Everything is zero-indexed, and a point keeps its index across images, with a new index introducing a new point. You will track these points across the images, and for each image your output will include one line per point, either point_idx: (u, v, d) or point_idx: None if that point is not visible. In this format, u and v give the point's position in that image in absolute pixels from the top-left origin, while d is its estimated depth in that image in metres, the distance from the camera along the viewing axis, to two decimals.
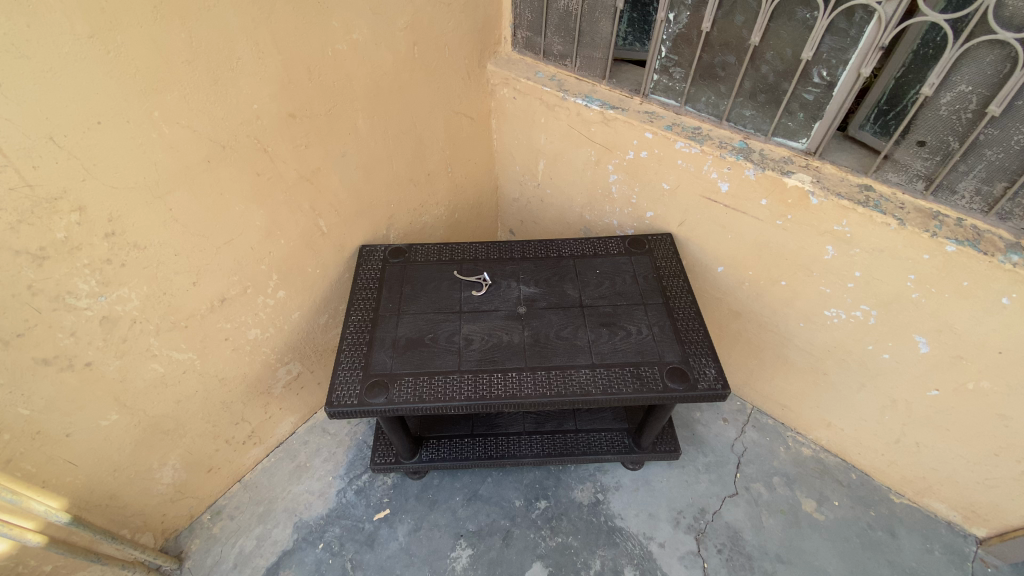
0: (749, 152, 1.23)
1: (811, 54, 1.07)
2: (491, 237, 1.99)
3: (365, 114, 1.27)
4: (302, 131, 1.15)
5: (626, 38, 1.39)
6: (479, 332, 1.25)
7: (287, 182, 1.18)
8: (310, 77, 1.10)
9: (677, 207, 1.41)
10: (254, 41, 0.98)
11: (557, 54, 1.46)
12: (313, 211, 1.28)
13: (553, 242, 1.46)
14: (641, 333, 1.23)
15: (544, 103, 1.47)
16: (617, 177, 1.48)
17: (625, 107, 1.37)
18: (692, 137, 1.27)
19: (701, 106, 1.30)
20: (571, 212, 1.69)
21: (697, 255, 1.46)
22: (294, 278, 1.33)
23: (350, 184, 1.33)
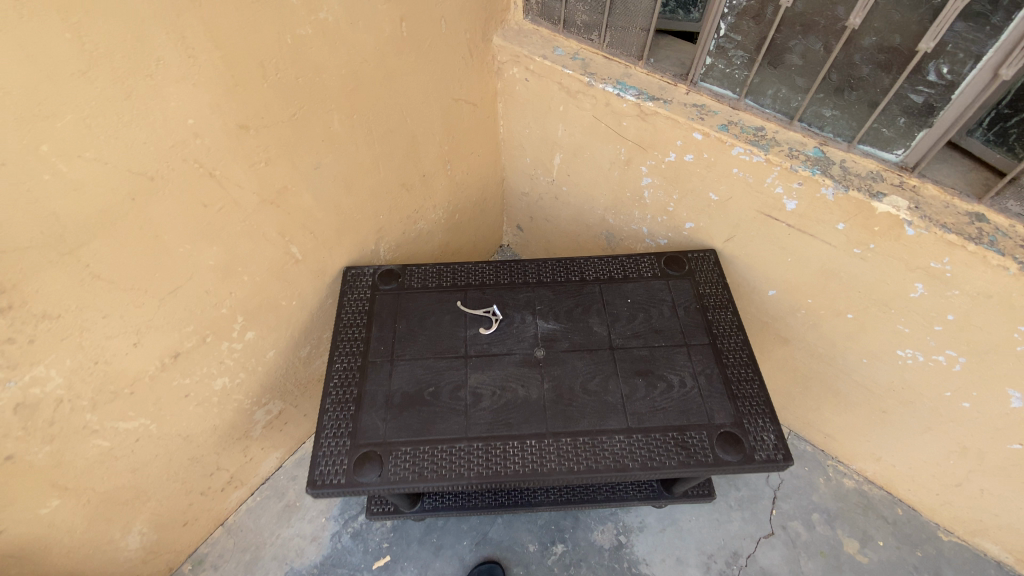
0: (827, 164, 0.98)
1: (932, 45, 0.80)
2: (497, 233, 1.74)
3: (342, 114, 0.99)
4: (259, 146, 0.89)
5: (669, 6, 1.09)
6: (490, 386, 1.04)
7: (246, 209, 0.93)
8: (264, 75, 0.83)
9: (726, 221, 1.17)
10: (180, 35, 0.70)
11: (581, 24, 1.17)
12: (283, 239, 1.03)
13: (574, 261, 1.22)
14: (683, 386, 1.03)
15: (565, 89, 1.20)
16: (652, 181, 1.22)
17: (668, 98, 1.09)
18: (755, 143, 1.02)
19: (766, 100, 1.04)
20: (592, 214, 1.44)
21: (744, 275, 1.24)
22: (265, 316, 1.10)
23: (328, 199, 1.08)
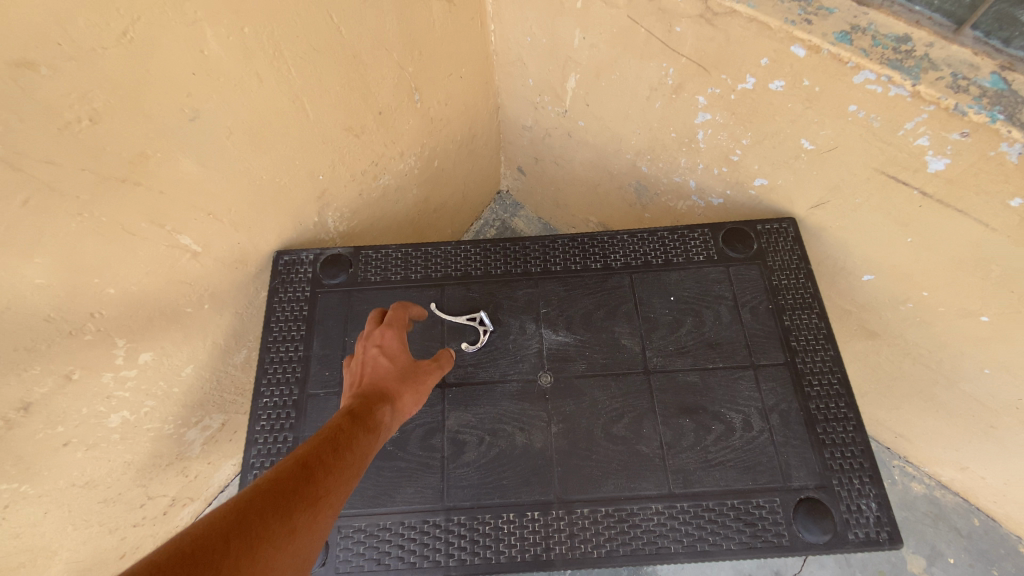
0: (1016, 102, 0.60)
1: None
2: (492, 176, 1.37)
3: (220, 27, 0.60)
4: (70, 95, 0.53)
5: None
6: (475, 431, 0.74)
7: (80, 196, 0.59)
8: None
9: (820, 182, 0.80)
10: None
11: None
12: (163, 229, 0.69)
13: (594, 236, 0.87)
14: (749, 431, 0.73)
15: None
16: (711, 118, 0.83)
17: None
18: (896, 64, 0.63)
19: None
20: (618, 159, 1.06)
21: (832, 253, 0.89)
22: (165, 330, 0.79)
23: (228, 163, 0.72)
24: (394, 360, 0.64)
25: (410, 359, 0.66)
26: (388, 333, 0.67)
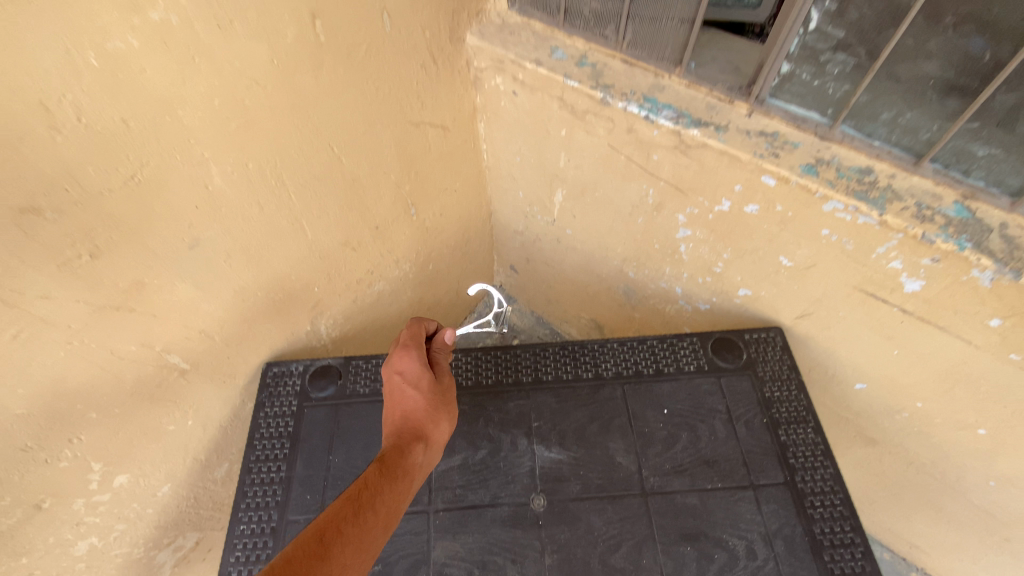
0: (980, 232, 0.62)
1: None
2: (485, 275, 1.40)
3: (226, 166, 0.64)
4: (74, 236, 0.55)
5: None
6: (464, 564, 0.71)
7: (72, 325, 0.60)
8: (56, 123, 0.49)
9: (801, 296, 0.83)
10: None
11: (589, 15, 0.82)
12: (152, 350, 0.70)
13: (586, 346, 0.87)
14: (751, 559, 0.70)
15: (568, 108, 0.84)
16: (691, 234, 0.87)
17: (722, 122, 0.74)
18: (863, 196, 0.65)
19: (876, 126, 0.68)
20: (607, 264, 1.10)
21: (821, 362, 0.89)
22: (144, 450, 0.77)
23: (220, 287, 0.74)
24: (427, 399, 0.70)
25: (442, 398, 0.72)
26: (412, 361, 0.73)
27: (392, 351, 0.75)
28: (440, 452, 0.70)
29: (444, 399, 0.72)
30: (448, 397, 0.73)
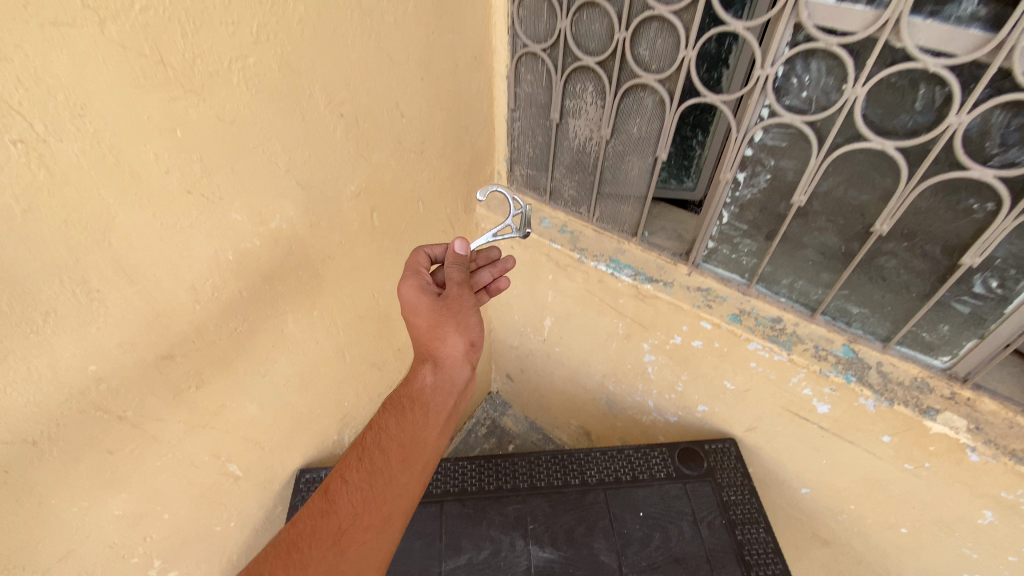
0: (862, 368, 0.84)
1: (978, 259, 0.69)
2: (483, 383, 1.61)
3: (298, 314, 0.87)
4: (189, 374, 0.74)
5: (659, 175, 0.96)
6: None
7: (169, 441, 0.76)
8: (196, 297, 0.70)
9: (746, 412, 1.02)
10: (76, 280, 0.57)
11: (568, 198, 1.13)
12: (219, 460, 0.86)
13: (573, 455, 1.04)
14: None
15: (555, 262, 1.15)
16: (655, 358, 1.10)
17: (669, 279, 1.01)
18: (774, 339, 0.89)
19: (780, 287, 0.92)
20: (589, 378, 1.30)
21: (771, 468, 1.06)
22: (194, 550, 0.89)
23: (277, 406, 0.92)
24: (427, 318, 0.71)
25: (440, 304, 0.71)
26: (414, 293, 0.72)
27: (402, 272, 0.77)
28: (458, 366, 0.71)
29: (450, 326, 0.71)
30: (456, 302, 0.71)
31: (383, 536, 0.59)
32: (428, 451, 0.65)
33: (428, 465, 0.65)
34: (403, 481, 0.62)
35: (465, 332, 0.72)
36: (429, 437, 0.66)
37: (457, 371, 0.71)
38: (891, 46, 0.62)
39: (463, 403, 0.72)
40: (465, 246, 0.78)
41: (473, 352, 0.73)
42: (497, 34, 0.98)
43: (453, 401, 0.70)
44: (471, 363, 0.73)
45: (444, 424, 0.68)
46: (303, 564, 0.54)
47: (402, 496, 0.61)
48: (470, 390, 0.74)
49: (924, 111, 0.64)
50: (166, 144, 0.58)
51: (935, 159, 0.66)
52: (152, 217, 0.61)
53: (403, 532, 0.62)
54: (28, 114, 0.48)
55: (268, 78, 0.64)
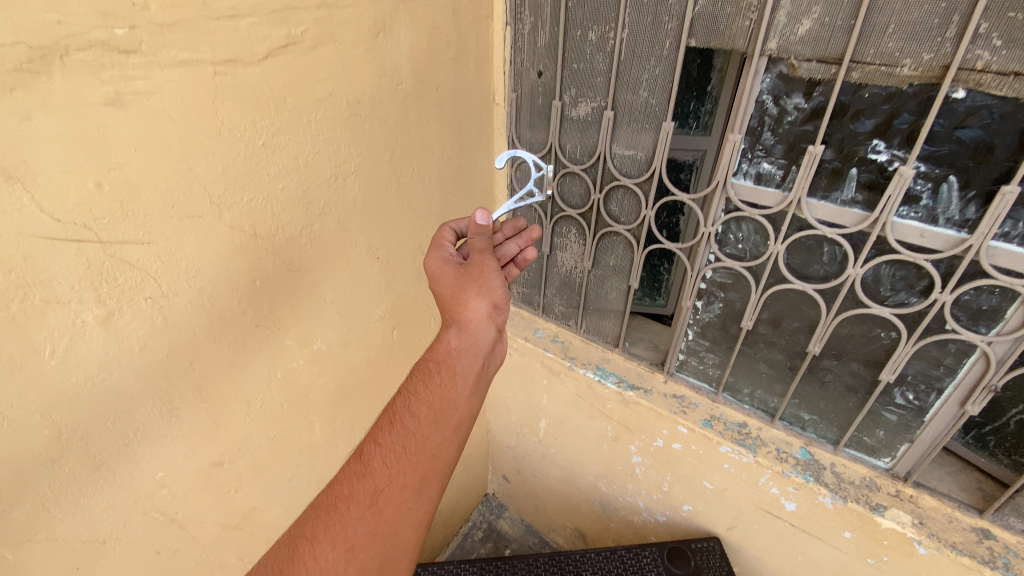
0: (818, 469, 0.98)
1: (893, 376, 0.85)
2: (481, 483, 1.69)
3: (325, 421, 1.00)
4: (233, 478, 0.86)
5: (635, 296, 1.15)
6: None
7: (206, 542, 0.86)
8: (248, 410, 0.84)
9: (726, 510, 1.12)
10: (165, 401, 0.71)
11: (558, 313, 1.30)
12: (242, 561, 0.94)
13: (569, 557, 1.11)
14: None
15: (548, 369, 1.30)
16: (642, 459, 1.22)
17: (648, 386, 1.16)
18: (741, 442, 1.03)
19: (743, 395, 1.07)
20: (582, 478, 1.40)
21: (754, 566, 1.14)
22: None
23: (298, 505, 1.02)
24: (451, 283, 0.77)
25: (461, 272, 0.77)
26: (438, 265, 0.80)
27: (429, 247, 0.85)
28: (482, 326, 0.74)
29: (473, 290, 0.75)
30: (475, 268, 0.76)
31: (420, 495, 0.63)
32: (459, 413, 0.68)
33: (461, 424, 0.68)
34: (436, 443, 0.65)
35: (487, 292, 0.75)
36: (459, 402, 0.69)
37: (483, 332, 0.74)
38: (798, 217, 0.82)
39: (490, 360, 0.76)
40: (487, 217, 0.82)
41: (496, 313, 0.76)
42: (498, 186, 1.22)
43: (480, 363, 0.73)
44: (498, 325, 0.77)
45: (472, 384, 0.71)
46: (343, 522, 0.58)
47: (437, 456, 0.64)
48: (499, 341, 0.78)
49: (831, 263, 0.83)
50: (248, 292, 0.75)
51: (845, 298, 0.84)
52: (228, 347, 0.76)
53: (441, 488, 0.65)
54: (159, 278, 0.64)
55: (328, 238, 0.84)
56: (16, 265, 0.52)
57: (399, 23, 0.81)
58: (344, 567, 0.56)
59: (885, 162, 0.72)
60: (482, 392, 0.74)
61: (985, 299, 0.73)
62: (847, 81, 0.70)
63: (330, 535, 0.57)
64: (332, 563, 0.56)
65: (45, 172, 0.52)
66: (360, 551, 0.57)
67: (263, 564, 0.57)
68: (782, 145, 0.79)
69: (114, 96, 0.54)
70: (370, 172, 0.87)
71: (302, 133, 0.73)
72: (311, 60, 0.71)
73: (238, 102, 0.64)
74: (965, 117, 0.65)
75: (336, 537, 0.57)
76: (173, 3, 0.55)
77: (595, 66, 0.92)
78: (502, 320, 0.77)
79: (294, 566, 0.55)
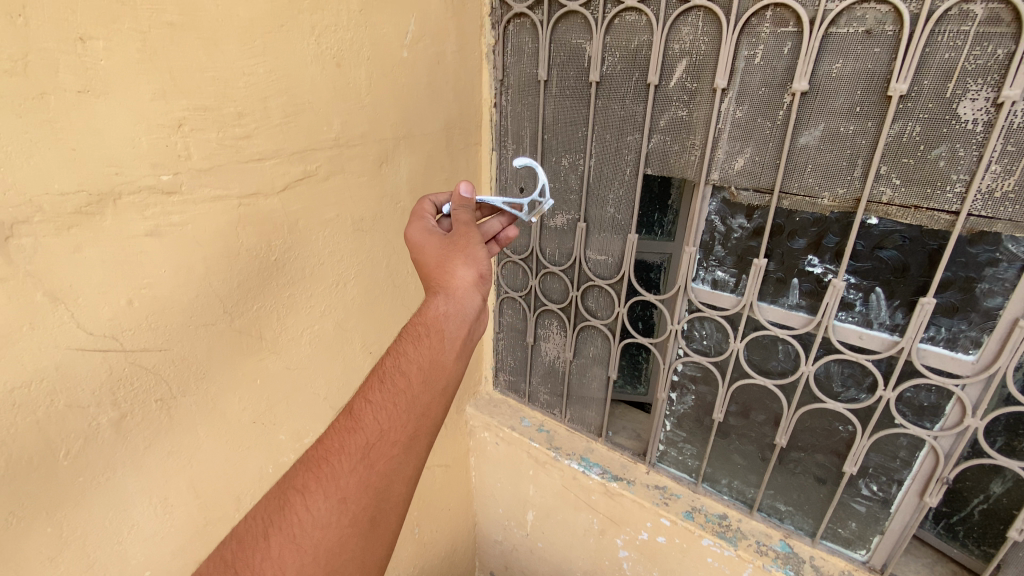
0: (798, 562, 1.00)
1: (855, 468, 0.90)
2: None
3: None
4: None
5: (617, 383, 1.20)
6: None
7: None
8: (238, 506, 0.86)
9: None
10: (161, 498, 0.74)
11: (543, 401, 1.35)
12: None
13: None
14: None
15: (533, 458, 1.32)
16: (628, 553, 1.22)
17: (631, 477, 1.19)
18: (722, 535, 1.05)
19: (721, 486, 1.10)
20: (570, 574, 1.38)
21: None
22: None
23: None
24: (436, 254, 0.73)
25: (447, 240, 0.74)
26: (419, 233, 0.76)
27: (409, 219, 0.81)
28: (470, 293, 0.72)
29: (458, 262, 0.72)
30: (462, 238, 0.73)
31: (410, 451, 0.61)
32: (449, 374, 0.66)
33: (449, 384, 0.66)
34: (426, 400, 0.63)
35: (473, 262, 0.72)
36: (449, 362, 0.67)
37: (469, 300, 0.71)
38: (753, 319, 0.91)
39: (478, 327, 0.73)
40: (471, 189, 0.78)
41: (482, 281, 0.73)
42: None
43: (467, 329, 0.71)
44: (483, 292, 0.74)
45: (460, 350, 0.69)
46: (335, 475, 0.56)
47: (426, 414, 0.63)
48: (485, 307, 0.75)
49: (786, 360, 0.91)
50: (249, 390, 0.82)
51: (802, 392, 0.92)
52: (225, 443, 0.81)
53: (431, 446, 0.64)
54: (170, 382, 0.70)
55: (326, 337, 0.92)
56: (48, 375, 0.59)
57: (399, 153, 0.95)
58: (337, 518, 0.55)
59: (820, 274, 0.83)
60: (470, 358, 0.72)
61: (924, 396, 0.81)
62: (779, 207, 0.82)
63: (321, 488, 0.56)
64: (324, 513, 0.55)
65: (86, 294, 0.60)
66: (352, 503, 0.56)
67: (250, 515, 0.56)
68: (731, 255, 0.90)
69: (154, 228, 0.64)
70: (368, 277, 0.97)
71: (309, 249, 0.83)
72: (322, 189, 0.83)
73: (256, 226, 0.75)
74: (882, 239, 0.76)
75: (327, 488, 0.56)
76: (212, 153, 0.67)
77: (569, 184, 1.05)
78: (487, 286, 0.75)
79: (285, 519, 0.54)
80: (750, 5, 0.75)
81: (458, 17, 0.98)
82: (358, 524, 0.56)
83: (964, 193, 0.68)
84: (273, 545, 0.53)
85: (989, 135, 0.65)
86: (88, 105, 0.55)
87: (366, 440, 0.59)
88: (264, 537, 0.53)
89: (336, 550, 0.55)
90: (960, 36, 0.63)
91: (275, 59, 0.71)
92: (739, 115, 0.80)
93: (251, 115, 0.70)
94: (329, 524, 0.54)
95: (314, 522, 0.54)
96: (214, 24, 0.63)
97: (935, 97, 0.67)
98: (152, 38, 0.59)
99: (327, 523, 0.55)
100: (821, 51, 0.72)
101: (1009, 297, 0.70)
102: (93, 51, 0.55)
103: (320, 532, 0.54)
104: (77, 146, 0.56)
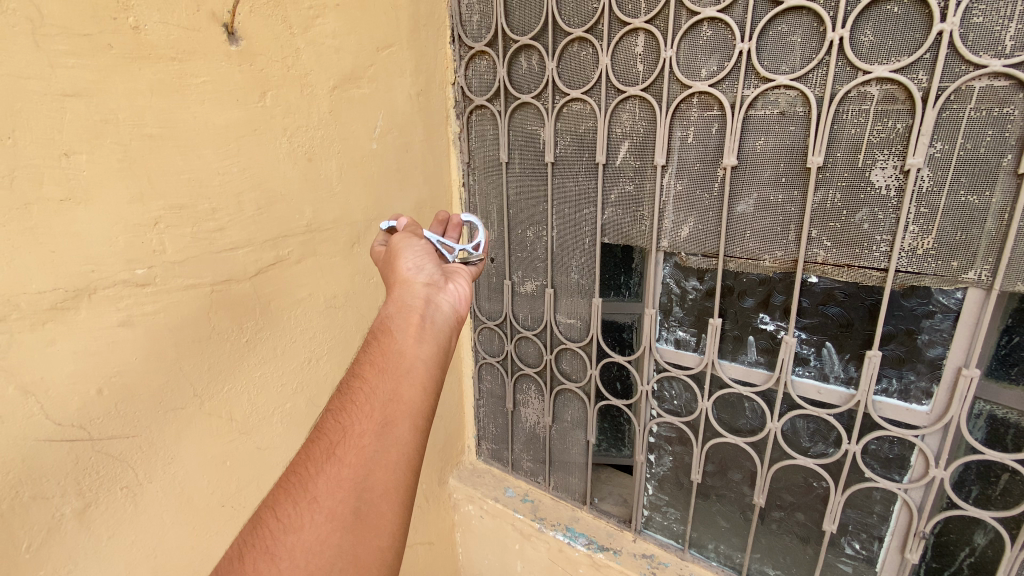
0: None
1: (834, 526, 0.89)
2: None
3: None
4: None
5: (599, 446, 1.18)
6: None
7: None
8: None
9: None
10: None
11: (526, 469, 1.34)
12: None
13: None
14: None
15: (520, 531, 1.29)
16: None
17: (617, 546, 1.16)
18: None
19: (709, 552, 1.08)
20: None
21: None
22: None
23: None
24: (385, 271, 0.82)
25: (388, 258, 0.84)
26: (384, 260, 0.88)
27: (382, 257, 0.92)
28: (406, 290, 0.77)
29: (398, 270, 0.80)
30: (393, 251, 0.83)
31: (383, 437, 0.58)
32: (410, 362, 0.66)
33: (414, 370, 0.65)
34: (390, 388, 0.62)
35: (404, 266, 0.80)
36: (406, 351, 0.67)
37: (409, 292, 0.76)
38: (716, 377, 0.94)
39: (432, 309, 0.74)
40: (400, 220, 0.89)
41: (415, 272, 0.79)
42: (464, 353, 1.34)
43: (420, 316, 0.73)
44: (426, 282, 0.78)
45: (416, 337, 0.69)
46: (305, 481, 0.54)
47: (394, 398, 0.61)
48: (435, 293, 0.77)
49: (754, 417, 0.92)
50: (218, 472, 0.82)
51: (773, 449, 0.92)
52: (191, 530, 0.80)
53: (412, 431, 0.60)
54: (136, 468, 0.71)
55: (298, 415, 0.94)
56: (15, 468, 0.60)
57: (371, 234, 1.01)
58: (310, 517, 0.52)
59: (773, 331, 0.86)
60: (439, 342, 0.71)
61: (888, 448, 0.81)
62: (727, 269, 0.88)
63: (290, 495, 0.53)
64: (295, 517, 0.52)
65: (57, 386, 0.62)
66: (326, 500, 0.53)
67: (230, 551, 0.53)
68: (689, 316, 0.95)
69: (127, 318, 0.67)
70: (340, 353, 1.00)
71: (280, 329, 0.87)
72: (294, 271, 0.88)
73: (229, 310, 0.79)
74: (825, 296, 0.80)
75: (297, 494, 0.54)
76: (186, 246, 0.72)
77: (535, 253, 1.10)
78: (433, 277, 0.80)
79: (258, 536, 0.51)
80: (678, 94, 0.84)
81: (424, 111, 1.08)
82: (338, 516, 0.52)
83: (889, 251, 0.73)
84: (247, 563, 0.49)
85: (902, 199, 0.70)
86: (70, 211, 0.61)
87: (328, 441, 0.57)
88: (237, 558, 0.50)
89: (317, 549, 0.50)
90: (862, 114, 0.71)
91: (249, 159, 0.78)
92: (681, 188, 0.87)
93: (225, 210, 0.76)
94: (303, 525, 0.51)
95: (288, 528, 0.51)
96: (191, 132, 0.71)
97: (848, 167, 0.73)
98: (132, 149, 0.65)
99: (302, 524, 0.51)
100: (744, 129, 0.79)
101: (949, 346, 0.73)
102: (77, 163, 0.61)
103: (295, 536, 0.51)
104: (56, 247, 0.60)
